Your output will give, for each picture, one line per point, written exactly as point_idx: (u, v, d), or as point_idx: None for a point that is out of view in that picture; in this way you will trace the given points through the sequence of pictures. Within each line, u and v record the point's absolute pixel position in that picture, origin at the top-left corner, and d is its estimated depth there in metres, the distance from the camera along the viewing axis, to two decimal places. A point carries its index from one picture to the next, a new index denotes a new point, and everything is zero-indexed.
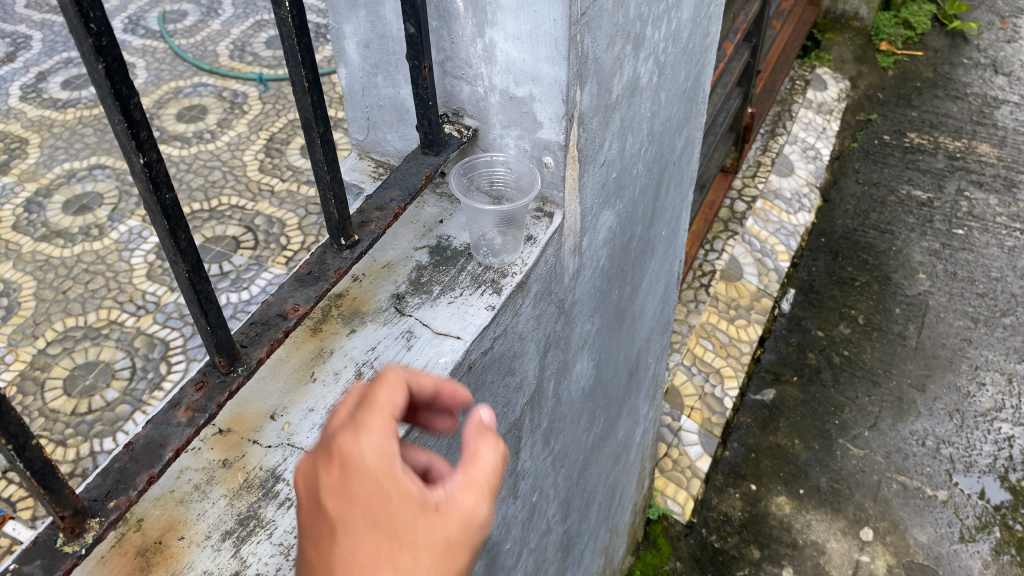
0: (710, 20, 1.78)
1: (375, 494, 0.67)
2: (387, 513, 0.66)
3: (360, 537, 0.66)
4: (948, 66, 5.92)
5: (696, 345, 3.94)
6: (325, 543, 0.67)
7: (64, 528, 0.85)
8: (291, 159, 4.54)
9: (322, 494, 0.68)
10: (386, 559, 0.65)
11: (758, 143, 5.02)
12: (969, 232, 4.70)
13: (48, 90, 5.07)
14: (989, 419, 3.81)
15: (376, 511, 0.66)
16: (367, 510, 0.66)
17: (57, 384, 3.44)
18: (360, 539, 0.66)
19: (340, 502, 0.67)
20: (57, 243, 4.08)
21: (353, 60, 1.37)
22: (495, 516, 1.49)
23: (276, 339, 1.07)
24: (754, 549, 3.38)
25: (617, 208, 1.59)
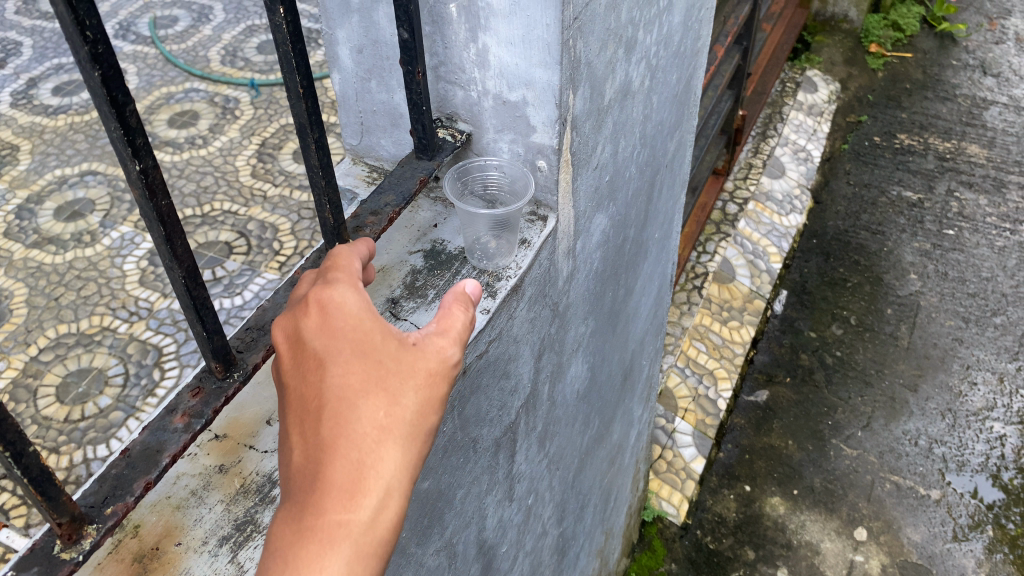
0: (701, 24, 1.79)
1: (359, 330, 0.85)
2: (370, 348, 0.84)
3: (350, 364, 0.82)
4: (937, 67, 5.96)
5: (690, 347, 3.96)
6: (317, 374, 0.82)
7: (61, 535, 0.86)
8: (284, 164, 4.54)
9: (309, 337, 0.85)
10: (374, 377, 0.82)
11: (750, 145, 5.04)
12: (959, 233, 4.72)
13: (39, 96, 5.05)
14: (980, 419, 3.83)
15: (362, 346, 0.84)
16: (352, 343, 0.83)
17: (50, 391, 3.43)
18: (351, 366, 0.82)
19: (327, 339, 0.84)
20: (49, 249, 4.07)
21: (346, 65, 1.37)
22: (491, 520, 1.50)
23: (272, 345, 1.07)
24: (749, 550, 3.38)
25: (610, 210, 1.60)
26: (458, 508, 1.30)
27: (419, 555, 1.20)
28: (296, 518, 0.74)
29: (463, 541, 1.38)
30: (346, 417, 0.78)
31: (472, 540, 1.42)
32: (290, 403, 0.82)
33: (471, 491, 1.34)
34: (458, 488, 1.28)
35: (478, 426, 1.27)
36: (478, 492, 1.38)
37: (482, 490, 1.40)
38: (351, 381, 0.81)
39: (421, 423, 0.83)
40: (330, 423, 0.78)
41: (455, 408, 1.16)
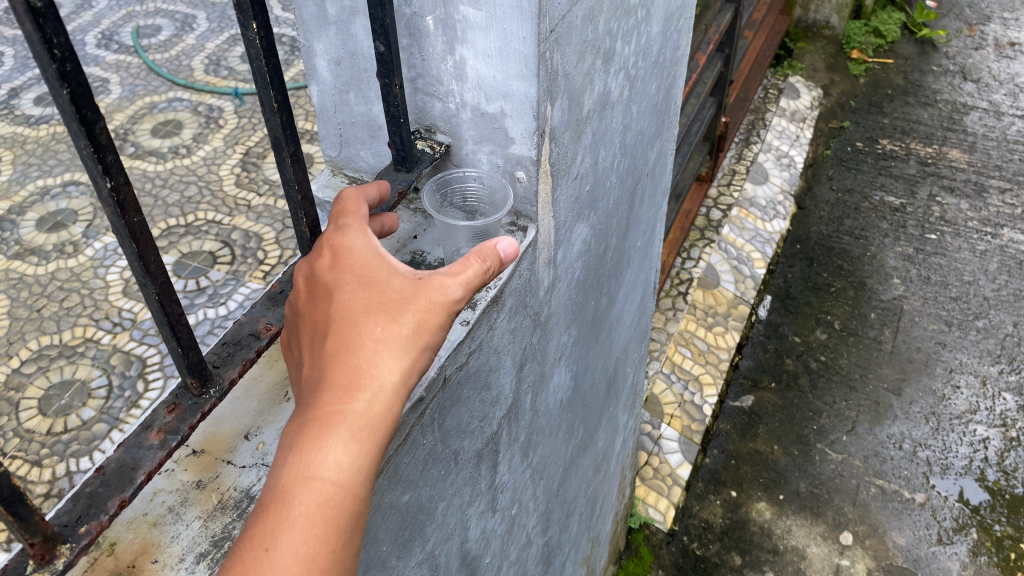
0: (680, 33, 1.80)
1: (365, 267, 0.96)
2: (373, 277, 0.95)
3: (355, 292, 0.94)
4: (918, 73, 6.01)
5: (675, 353, 3.97)
6: (327, 304, 0.95)
7: (34, 555, 0.85)
8: (268, 173, 4.53)
9: (323, 274, 0.98)
10: (375, 301, 0.93)
11: (733, 151, 5.07)
12: (941, 237, 4.76)
13: (20, 106, 5.02)
14: (964, 422, 3.86)
15: (368, 279, 0.95)
16: (358, 276, 0.95)
17: (32, 403, 3.40)
18: (355, 295, 0.94)
19: (336, 274, 0.97)
20: (31, 260, 4.04)
21: (325, 77, 1.37)
22: (474, 531, 1.49)
23: (249, 359, 1.08)
24: (736, 556, 3.39)
25: (591, 220, 1.61)
26: (439, 520, 1.30)
27: (401, 568, 1.20)
28: (303, 416, 0.86)
29: (445, 552, 1.38)
30: (348, 332, 0.91)
31: (455, 551, 1.42)
32: (309, 332, 0.96)
33: (453, 503, 1.34)
34: (439, 500, 1.28)
35: (459, 438, 1.27)
36: (461, 503, 1.38)
37: (464, 501, 1.40)
38: (352, 305, 0.93)
39: (420, 337, 0.92)
40: (334, 340, 0.91)
41: (435, 420, 1.16)
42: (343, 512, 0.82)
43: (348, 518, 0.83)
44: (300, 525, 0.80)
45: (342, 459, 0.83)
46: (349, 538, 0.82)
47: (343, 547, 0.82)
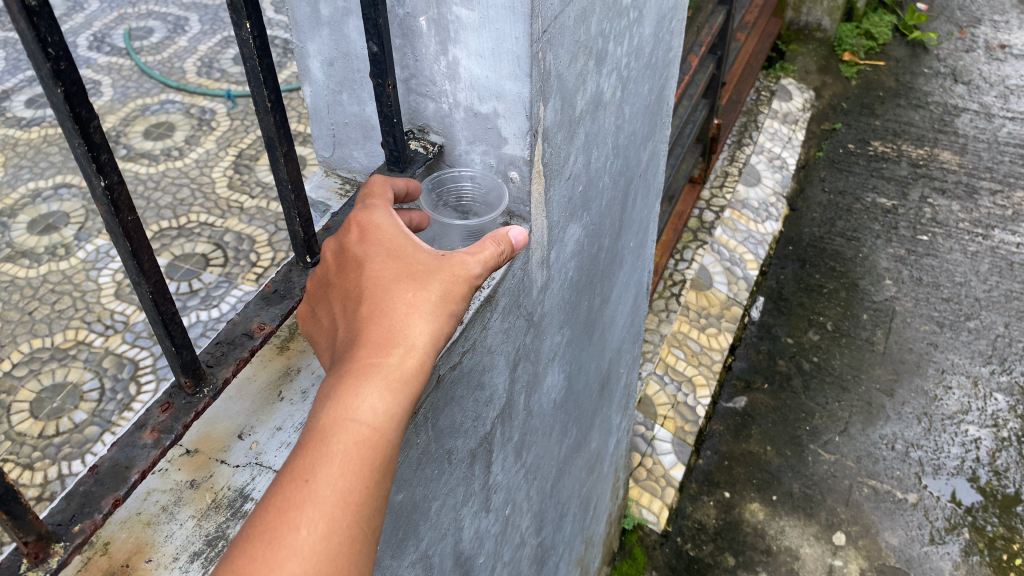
0: (673, 35, 1.81)
1: (392, 242, 1.01)
2: (402, 252, 1.00)
3: (384, 263, 0.99)
4: (909, 75, 6.04)
5: (668, 354, 3.98)
6: (357, 273, 0.99)
7: (28, 554, 0.86)
8: (261, 175, 4.53)
9: (351, 247, 1.02)
10: (404, 271, 0.98)
11: (725, 153, 5.08)
12: (933, 238, 4.78)
13: (12, 108, 5.01)
14: (956, 422, 3.87)
15: (397, 253, 1.00)
16: (386, 250, 1.00)
17: (24, 406, 3.39)
18: (385, 265, 0.98)
19: (365, 247, 1.01)
20: (23, 263, 4.03)
21: (318, 78, 1.38)
22: (467, 531, 1.49)
23: (242, 358, 1.08)
24: (729, 557, 3.40)
25: (584, 220, 1.61)
26: (433, 520, 1.30)
27: (395, 568, 1.20)
28: (339, 369, 0.89)
29: (439, 552, 1.38)
30: (380, 296, 0.95)
31: (448, 551, 1.42)
32: (339, 301, 1.00)
33: (447, 502, 1.34)
34: (433, 500, 1.28)
35: (452, 438, 1.28)
36: (454, 503, 1.38)
37: (457, 501, 1.40)
38: (383, 274, 0.97)
39: (446, 306, 0.97)
40: (368, 305, 0.94)
41: (428, 420, 1.16)
42: (377, 455, 0.84)
43: (382, 462, 0.84)
44: (338, 462, 0.82)
45: (378, 406, 0.86)
46: (381, 480, 0.84)
47: (375, 489, 0.83)
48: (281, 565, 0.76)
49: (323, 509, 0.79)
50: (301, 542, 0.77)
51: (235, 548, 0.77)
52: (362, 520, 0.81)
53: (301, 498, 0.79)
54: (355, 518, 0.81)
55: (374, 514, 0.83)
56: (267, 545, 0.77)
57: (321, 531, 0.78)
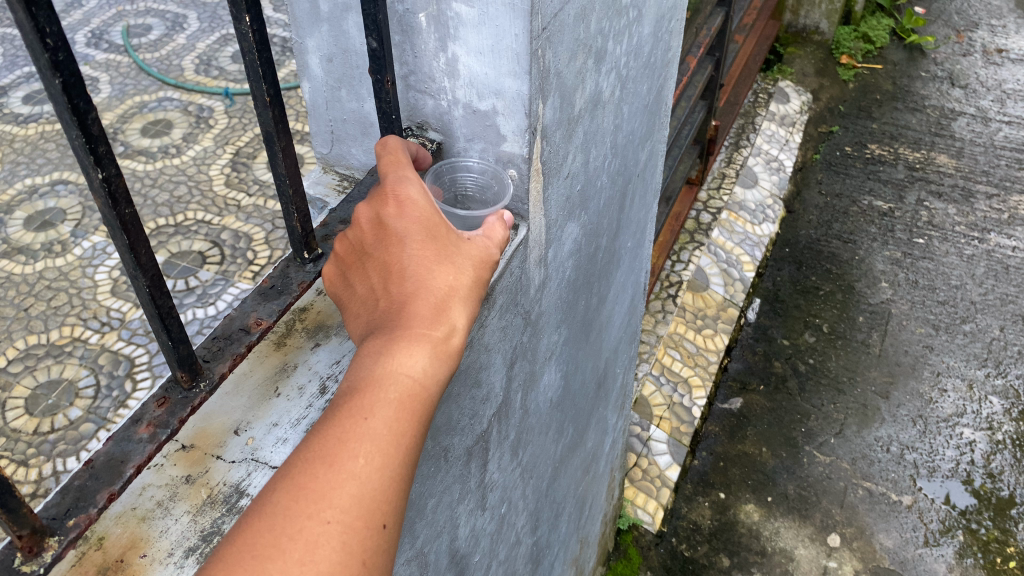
0: (672, 35, 1.81)
1: (431, 217, 1.03)
2: (440, 226, 1.02)
3: (425, 239, 1.00)
4: (906, 79, 6.05)
5: (665, 355, 3.98)
6: (399, 246, 0.99)
7: (22, 547, 0.86)
8: (258, 173, 4.52)
9: (389, 219, 1.01)
10: (444, 251, 1.00)
11: (723, 155, 5.09)
12: (929, 241, 4.79)
13: (9, 104, 5.00)
14: (951, 425, 3.88)
15: (435, 229, 1.02)
16: (425, 225, 1.01)
17: (19, 403, 3.38)
18: (427, 241, 1.00)
19: (406, 221, 1.01)
20: (19, 259, 4.02)
21: (316, 74, 1.37)
22: (463, 529, 1.49)
23: (239, 354, 1.08)
24: (724, 557, 3.40)
25: (582, 219, 1.61)
26: (429, 517, 1.30)
27: None
28: (386, 329, 0.91)
29: (434, 550, 1.37)
30: (425, 271, 0.96)
31: (444, 549, 1.42)
32: (375, 269, 1.00)
33: (442, 500, 1.34)
34: (429, 497, 1.28)
35: (449, 435, 1.27)
36: (450, 501, 1.38)
37: (453, 499, 1.39)
38: (425, 248, 0.99)
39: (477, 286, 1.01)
40: (412, 275, 0.96)
41: None
42: (421, 409, 0.87)
43: (425, 417, 0.87)
44: (391, 410, 0.85)
45: (427, 365, 0.89)
46: (422, 435, 0.87)
47: (417, 440, 0.86)
48: (339, 492, 0.78)
49: (379, 446, 0.82)
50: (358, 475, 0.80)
51: (292, 471, 0.79)
52: (407, 468, 0.84)
53: (358, 436, 0.82)
54: (403, 462, 0.84)
55: (414, 465, 0.86)
56: (326, 469, 0.79)
57: (375, 466, 0.81)
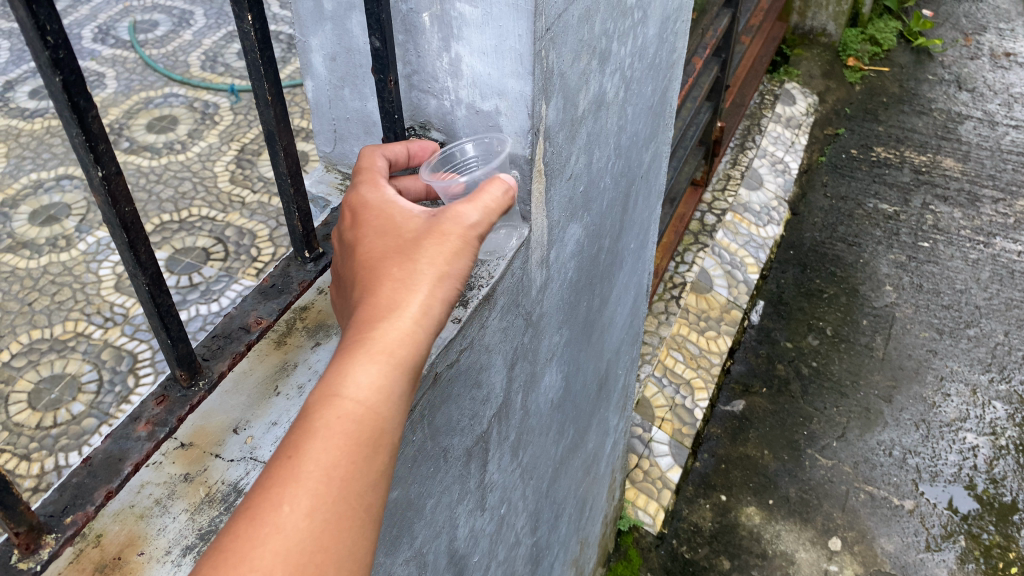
0: (677, 36, 1.81)
1: (385, 225, 1.02)
2: (393, 232, 1.01)
3: (375, 249, 0.99)
4: (913, 82, 6.03)
5: (667, 357, 3.98)
6: (355, 264, 1.00)
7: (19, 544, 0.86)
8: (263, 170, 4.52)
9: (349, 237, 1.04)
10: (394, 251, 0.97)
11: (728, 156, 5.08)
12: (934, 245, 4.78)
13: (15, 99, 5.01)
14: (954, 429, 3.87)
15: (387, 234, 1.00)
16: (378, 234, 1.01)
17: (22, 397, 3.39)
18: (376, 250, 0.99)
19: (360, 236, 1.03)
20: (24, 254, 4.03)
21: (320, 72, 1.37)
22: (462, 529, 1.49)
23: (238, 352, 1.08)
24: (725, 560, 3.40)
25: (585, 221, 1.61)
26: (428, 517, 1.30)
27: (388, 565, 1.20)
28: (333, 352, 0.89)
29: (433, 550, 1.37)
30: (373, 279, 0.94)
31: (443, 550, 1.42)
32: (347, 292, 1.01)
33: (442, 500, 1.34)
34: (428, 497, 1.28)
35: (448, 436, 1.27)
36: (450, 501, 1.38)
37: (453, 499, 1.39)
38: (377, 257, 0.98)
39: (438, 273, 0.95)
40: (361, 290, 0.94)
41: (425, 417, 1.16)
42: (363, 433, 0.82)
43: (370, 434, 0.82)
44: (325, 440, 0.80)
45: (364, 384, 0.84)
46: (371, 457, 0.82)
47: (364, 461, 0.81)
48: (263, 547, 0.74)
49: (308, 480, 0.78)
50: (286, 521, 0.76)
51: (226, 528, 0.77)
52: (350, 501, 0.80)
53: (286, 477, 0.77)
54: (343, 496, 0.79)
55: (367, 493, 0.81)
56: (248, 526, 0.75)
57: (303, 510, 0.77)
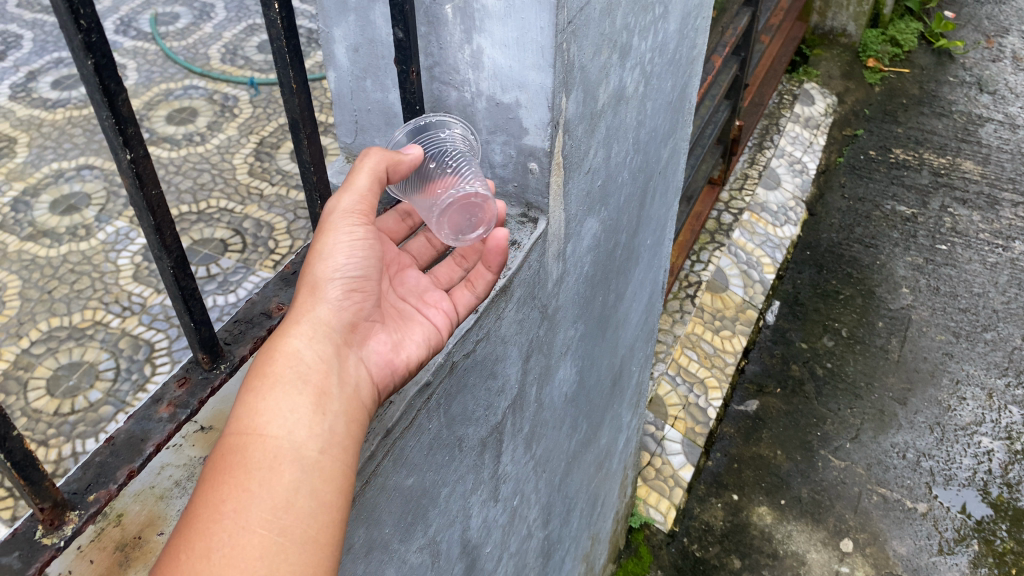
0: (697, 32, 1.81)
1: None
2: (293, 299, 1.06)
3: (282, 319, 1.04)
4: (933, 83, 5.99)
5: (681, 355, 3.99)
6: None
7: (44, 520, 0.87)
8: (281, 163, 4.55)
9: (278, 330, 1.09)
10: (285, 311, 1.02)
11: (746, 156, 5.08)
12: (952, 248, 4.75)
13: (38, 89, 5.06)
14: (969, 433, 3.85)
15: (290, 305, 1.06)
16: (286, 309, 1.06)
17: (40, 383, 3.43)
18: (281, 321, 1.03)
19: None
20: (44, 242, 4.07)
21: (342, 63, 1.38)
22: (475, 519, 1.50)
23: (259, 337, 1.10)
24: (735, 559, 3.39)
25: (602, 215, 1.61)
26: (442, 506, 1.31)
27: (402, 553, 1.22)
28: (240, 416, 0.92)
29: (446, 539, 1.39)
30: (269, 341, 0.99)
31: (456, 539, 1.43)
32: None
33: (456, 490, 1.35)
34: (442, 486, 1.29)
35: (463, 425, 1.28)
36: (464, 491, 1.39)
37: (467, 489, 1.40)
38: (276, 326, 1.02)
39: (318, 286, 1.00)
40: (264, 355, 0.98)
41: (440, 406, 1.18)
42: (261, 459, 0.84)
43: (268, 458, 0.84)
44: (219, 480, 0.82)
45: (264, 418, 0.88)
46: (275, 477, 0.83)
47: (268, 482, 0.83)
48: None
49: (210, 516, 0.79)
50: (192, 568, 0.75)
51: None
52: (263, 525, 0.80)
53: (190, 527, 0.78)
54: (249, 522, 0.79)
55: (282, 514, 0.81)
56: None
57: (200, 551, 0.76)
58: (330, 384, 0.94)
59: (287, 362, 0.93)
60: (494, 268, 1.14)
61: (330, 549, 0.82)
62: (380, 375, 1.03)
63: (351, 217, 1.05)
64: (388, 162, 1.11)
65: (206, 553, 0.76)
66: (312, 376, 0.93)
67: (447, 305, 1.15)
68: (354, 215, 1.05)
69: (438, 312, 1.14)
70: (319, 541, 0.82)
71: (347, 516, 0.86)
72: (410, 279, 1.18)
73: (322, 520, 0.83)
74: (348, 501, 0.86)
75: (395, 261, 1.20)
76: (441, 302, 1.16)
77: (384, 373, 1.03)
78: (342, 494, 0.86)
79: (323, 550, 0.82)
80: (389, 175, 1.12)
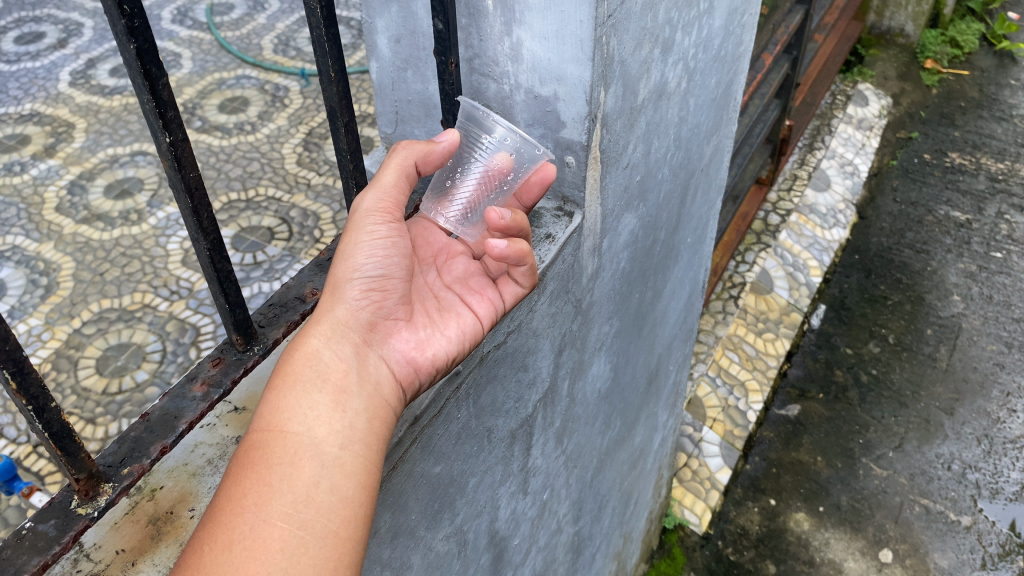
0: (744, 29, 1.78)
1: None
2: None
3: None
4: (994, 86, 5.82)
5: (722, 357, 3.95)
6: None
7: (79, 490, 0.90)
8: (328, 153, 4.60)
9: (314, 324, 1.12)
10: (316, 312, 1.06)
11: (796, 156, 5.01)
12: (1007, 256, 4.61)
13: (96, 77, 5.20)
14: (1018, 446, 3.73)
15: None
16: None
17: (90, 363, 3.53)
18: None
19: None
20: (97, 225, 4.17)
21: (385, 54, 1.39)
22: (503, 511, 1.51)
23: (293, 321, 1.14)
24: (770, 564, 3.35)
25: (640, 211, 1.60)
26: (469, 496, 1.32)
27: (428, 540, 1.23)
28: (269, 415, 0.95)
29: (473, 529, 1.39)
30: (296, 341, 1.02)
31: (483, 529, 1.44)
32: None
33: (483, 481, 1.36)
34: (470, 476, 1.30)
35: (493, 416, 1.29)
36: (492, 481, 1.40)
37: (495, 480, 1.41)
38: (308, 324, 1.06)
39: (337, 287, 1.02)
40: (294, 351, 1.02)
41: (469, 395, 1.19)
42: (280, 455, 0.86)
43: (287, 452, 0.87)
44: (240, 477, 0.84)
45: (286, 416, 0.90)
46: (294, 472, 0.85)
47: (286, 475, 0.85)
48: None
49: (229, 509, 0.81)
50: (214, 561, 0.77)
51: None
52: (282, 519, 0.81)
53: (212, 522, 0.80)
54: (269, 516, 0.81)
55: (302, 509, 0.83)
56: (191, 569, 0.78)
57: (222, 543, 0.79)
58: (350, 382, 0.96)
59: (306, 362, 0.96)
60: (523, 266, 1.09)
61: (351, 543, 0.84)
62: (406, 372, 1.04)
63: (373, 216, 1.06)
64: (417, 157, 1.13)
65: (227, 545, 0.78)
66: (331, 375, 0.95)
67: (491, 294, 1.15)
68: (376, 213, 1.07)
69: (479, 305, 1.14)
70: (340, 535, 0.83)
71: (369, 510, 0.87)
72: (458, 267, 1.20)
73: (344, 514, 0.84)
74: (369, 496, 0.87)
75: (442, 251, 1.22)
76: (485, 291, 1.16)
77: (410, 370, 1.05)
78: (363, 488, 0.87)
79: (344, 544, 0.83)
80: (418, 168, 1.14)
